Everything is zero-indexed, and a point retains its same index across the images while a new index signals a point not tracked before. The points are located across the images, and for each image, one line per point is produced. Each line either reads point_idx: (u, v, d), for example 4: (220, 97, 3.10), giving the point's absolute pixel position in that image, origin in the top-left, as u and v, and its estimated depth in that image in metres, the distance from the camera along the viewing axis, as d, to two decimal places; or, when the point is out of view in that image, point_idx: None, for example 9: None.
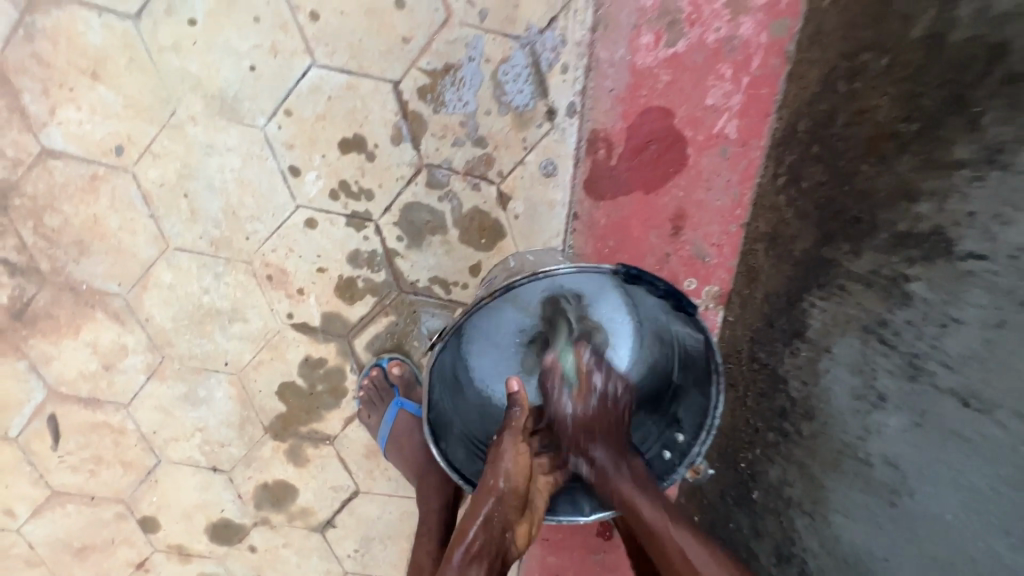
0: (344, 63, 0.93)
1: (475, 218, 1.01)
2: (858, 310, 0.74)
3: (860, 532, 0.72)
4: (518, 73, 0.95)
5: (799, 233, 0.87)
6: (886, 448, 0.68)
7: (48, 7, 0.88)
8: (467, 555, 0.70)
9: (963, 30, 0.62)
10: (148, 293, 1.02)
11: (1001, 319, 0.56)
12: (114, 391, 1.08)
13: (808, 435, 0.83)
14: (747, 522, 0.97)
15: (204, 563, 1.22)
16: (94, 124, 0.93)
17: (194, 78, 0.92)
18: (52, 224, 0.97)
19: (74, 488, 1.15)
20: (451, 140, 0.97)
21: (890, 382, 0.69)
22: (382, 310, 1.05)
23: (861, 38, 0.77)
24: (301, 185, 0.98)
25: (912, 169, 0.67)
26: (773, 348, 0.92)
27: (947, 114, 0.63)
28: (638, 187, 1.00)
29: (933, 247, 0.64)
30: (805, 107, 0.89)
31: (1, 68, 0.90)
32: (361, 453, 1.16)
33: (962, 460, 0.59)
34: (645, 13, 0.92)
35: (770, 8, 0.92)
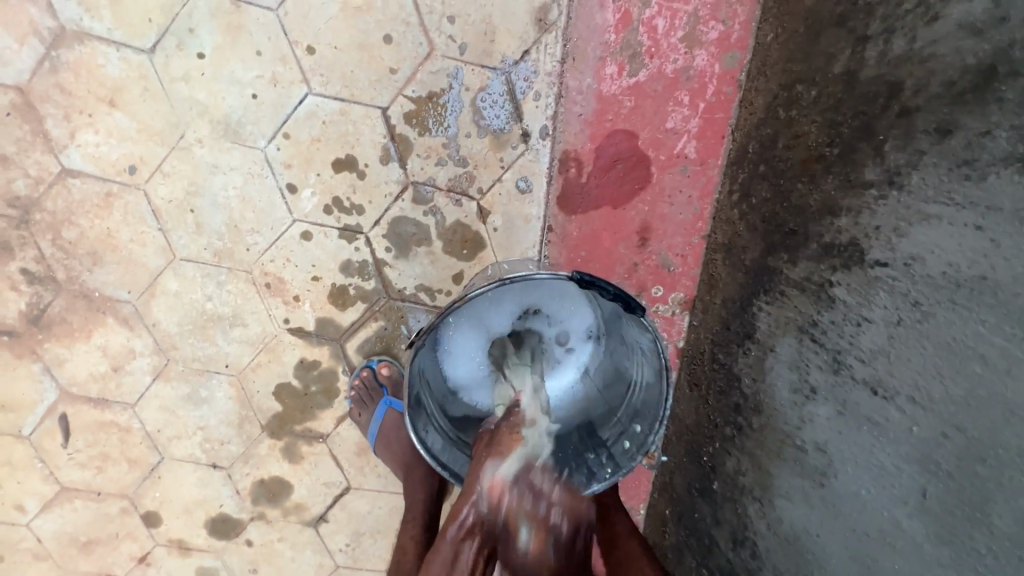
0: (337, 91, 1.02)
1: (457, 231, 1.10)
2: (795, 313, 0.82)
3: (799, 512, 0.80)
4: (495, 100, 1.05)
5: (749, 244, 0.96)
6: (817, 435, 0.76)
7: (71, 42, 0.97)
8: (458, 532, 0.87)
9: (871, 69, 0.71)
10: (156, 299, 1.11)
11: (898, 318, 0.64)
12: (122, 391, 1.17)
13: (756, 427, 0.90)
14: (709, 510, 1.05)
15: (203, 556, 1.29)
16: (110, 146, 1.02)
17: (202, 105, 1.01)
18: (69, 236, 1.06)
19: (82, 484, 1.22)
20: (435, 160, 1.06)
21: (819, 376, 0.76)
22: (372, 315, 1.14)
23: (796, 72, 0.87)
24: (298, 202, 1.07)
25: (835, 188, 0.75)
26: (729, 348, 1.00)
27: (859, 140, 0.72)
28: (606, 203, 1.10)
29: (851, 256, 0.72)
30: (754, 130, 0.98)
31: (26, 97, 0.99)
32: (352, 451, 1.24)
33: (873, 442, 0.66)
34: (609, 46, 1.02)
35: (721, 43, 1.02)
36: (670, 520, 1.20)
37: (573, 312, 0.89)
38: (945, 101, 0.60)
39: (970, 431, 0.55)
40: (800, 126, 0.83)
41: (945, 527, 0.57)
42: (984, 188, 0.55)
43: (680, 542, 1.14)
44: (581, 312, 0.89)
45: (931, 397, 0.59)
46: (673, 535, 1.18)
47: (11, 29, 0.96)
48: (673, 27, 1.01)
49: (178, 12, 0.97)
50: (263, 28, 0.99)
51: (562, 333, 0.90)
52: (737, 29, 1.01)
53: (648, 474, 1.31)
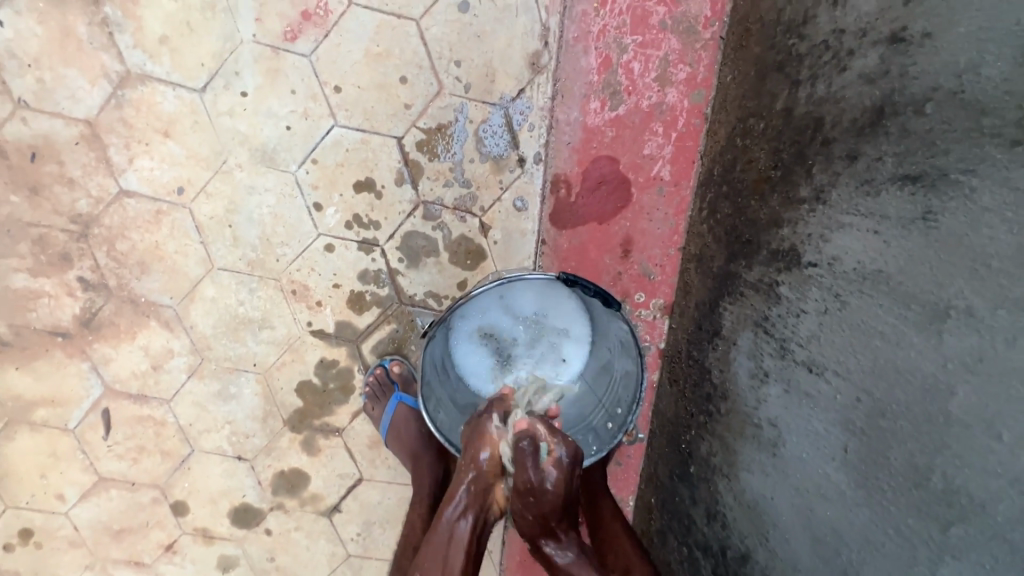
0: (359, 123, 1.19)
1: (462, 243, 1.25)
2: (752, 310, 0.95)
3: (758, 481, 0.92)
4: (495, 131, 1.21)
5: (716, 253, 1.10)
6: (770, 412, 0.89)
7: (135, 83, 1.14)
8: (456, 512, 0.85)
9: (803, 106, 0.85)
10: (194, 304, 1.25)
11: (826, 307, 0.78)
12: (160, 387, 1.30)
13: (724, 412, 1.02)
14: (688, 492, 1.15)
15: (225, 545, 1.39)
16: (162, 170, 1.18)
17: (242, 135, 1.18)
18: (122, 248, 1.21)
19: (118, 474, 1.34)
20: (443, 182, 1.22)
21: (771, 362, 0.89)
22: (386, 318, 1.28)
23: (749, 107, 1.02)
24: (323, 218, 1.22)
25: (778, 204, 0.89)
26: (702, 345, 1.13)
27: (794, 164, 0.86)
28: (593, 218, 1.25)
29: (790, 260, 0.86)
30: (717, 156, 1.13)
31: (94, 129, 1.15)
32: (365, 444, 1.36)
33: (811, 411, 0.79)
34: (593, 85, 1.19)
35: (688, 82, 1.18)
36: (655, 507, 1.29)
37: (575, 316, 1.04)
38: (851, 133, 0.75)
39: (874, 392, 0.68)
40: (753, 153, 0.98)
41: (861, 474, 0.69)
42: (879, 201, 0.70)
43: (665, 526, 1.23)
44: (582, 321, 1.04)
45: (849, 369, 0.72)
46: (658, 520, 1.27)
47: (84, 71, 1.13)
48: (647, 70, 1.18)
49: (225, 57, 1.14)
50: (297, 70, 1.16)
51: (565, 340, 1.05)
52: (702, 70, 1.18)
53: (635, 468, 1.39)
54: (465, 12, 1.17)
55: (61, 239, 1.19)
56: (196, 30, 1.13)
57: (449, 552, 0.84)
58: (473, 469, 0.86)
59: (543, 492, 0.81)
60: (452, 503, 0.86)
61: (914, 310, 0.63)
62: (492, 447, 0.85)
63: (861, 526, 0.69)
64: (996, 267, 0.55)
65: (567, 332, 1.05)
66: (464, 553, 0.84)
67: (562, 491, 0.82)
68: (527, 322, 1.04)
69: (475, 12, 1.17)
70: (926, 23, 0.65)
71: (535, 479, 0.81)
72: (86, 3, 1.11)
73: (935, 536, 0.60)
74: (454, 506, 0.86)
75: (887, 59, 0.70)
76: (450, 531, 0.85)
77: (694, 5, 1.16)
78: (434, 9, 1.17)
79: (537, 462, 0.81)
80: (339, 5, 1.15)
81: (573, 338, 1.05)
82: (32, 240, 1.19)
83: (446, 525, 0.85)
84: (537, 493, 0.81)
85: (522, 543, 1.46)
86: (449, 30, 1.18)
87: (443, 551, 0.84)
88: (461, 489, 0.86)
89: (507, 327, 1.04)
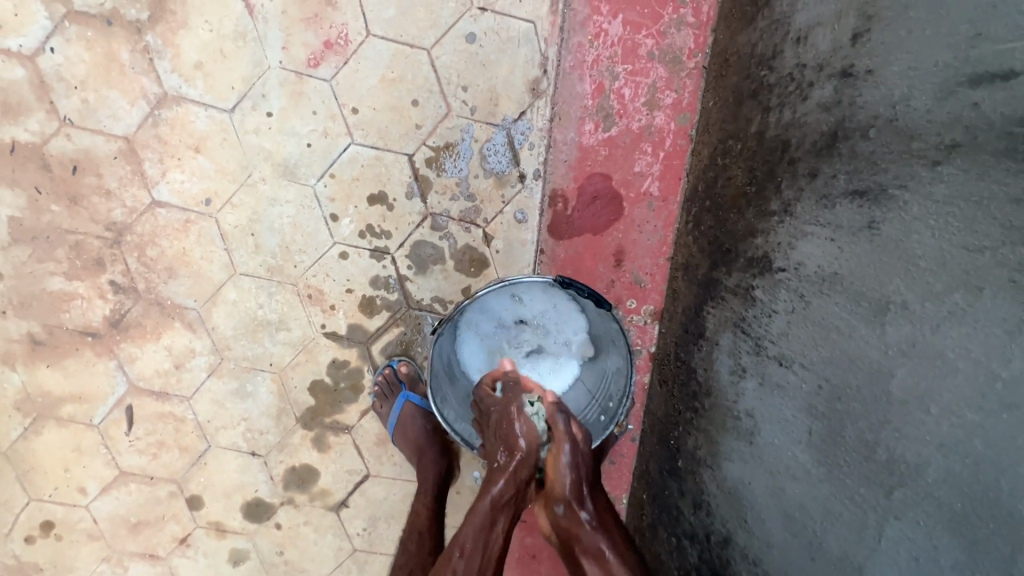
0: (374, 141, 1.30)
1: (466, 252, 1.35)
2: (732, 312, 1.03)
3: (737, 468, 0.99)
4: (498, 149, 1.32)
5: (700, 261, 1.19)
6: (747, 404, 0.97)
7: (171, 104, 1.25)
8: (496, 500, 0.92)
9: (773, 129, 0.95)
10: (217, 307, 1.34)
11: (793, 307, 0.87)
12: (181, 385, 1.38)
13: (708, 407, 1.10)
14: (676, 485, 1.22)
15: (236, 538, 1.46)
16: (192, 183, 1.29)
17: (267, 151, 1.28)
18: (152, 254, 1.31)
19: (138, 468, 1.41)
20: (450, 196, 1.33)
21: (748, 358, 0.98)
22: (395, 322, 1.37)
23: (728, 129, 1.13)
24: (339, 227, 1.32)
25: (752, 216, 0.99)
26: (688, 347, 1.22)
27: (765, 181, 0.96)
28: (588, 230, 1.35)
29: (763, 266, 0.95)
30: (701, 173, 1.24)
31: (131, 145, 1.26)
32: (372, 441, 1.44)
33: (780, 400, 0.88)
34: (587, 109, 1.30)
35: (675, 106, 1.29)
36: (647, 502, 1.36)
37: (573, 324, 1.14)
38: (812, 154, 0.85)
39: (833, 380, 0.77)
40: (732, 171, 1.09)
41: (824, 453, 0.78)
42: (835, 213, 0.80)
43: (655, 519, 1.30)
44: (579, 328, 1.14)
45: (813, 361, 0.81)
46: (649, 515, 1.33)
47: (125, 93, 1.24)
48: (637, 95, 1.29)
49: (254, 82, 1.26)
50: (319, 94, 1.27)
51: (564, 344, 1.15)
52: (686, 96, 1.29)
53: (628, 465, 1.46)
54: (472, 43, 1.29)
55: (96, 246, 1.29)
56: (229, 57, 1.25)
57: (486, 528, 0.91)
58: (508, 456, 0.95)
59: (575, 458, 0.95)
60: (496, 483, 0.93)
61: (863, 306, 0.73)
62: (523, 414, 0.98)
63: (823, 498, 0.78)
64: (924, 267, 0.65)
65: (563, 339, 1.14)
66: (500, 528, 0.92)
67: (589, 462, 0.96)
68: (528, 328, 1.14)
69: (481, 43, 1.29)
70: (869, 62, 0.76)
71: (568, 445, 0.94)
72: (130, 32, 1.23)
73: (881, 501, 0.69)
74: (498, 489, 0.93)
75: (839, 90, 0.81)
76: (492, 508, 0.92)
77: (679, 38, 1.28)
78: (444, 39, 1.28)
79: (569, 432, 0.95)
80: (358, 36, 1.26)
81: (571, 346, 1.15)
82: (69, 246, 1.29)
83: (489, 500, 0.92)
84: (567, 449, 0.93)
85: (519, 540, 1.52)
86: (457, 59, 1.29)
87: (482, 529, 0.91)
88: (500, 473, 0.94)
89: (511, 332, 1.14)
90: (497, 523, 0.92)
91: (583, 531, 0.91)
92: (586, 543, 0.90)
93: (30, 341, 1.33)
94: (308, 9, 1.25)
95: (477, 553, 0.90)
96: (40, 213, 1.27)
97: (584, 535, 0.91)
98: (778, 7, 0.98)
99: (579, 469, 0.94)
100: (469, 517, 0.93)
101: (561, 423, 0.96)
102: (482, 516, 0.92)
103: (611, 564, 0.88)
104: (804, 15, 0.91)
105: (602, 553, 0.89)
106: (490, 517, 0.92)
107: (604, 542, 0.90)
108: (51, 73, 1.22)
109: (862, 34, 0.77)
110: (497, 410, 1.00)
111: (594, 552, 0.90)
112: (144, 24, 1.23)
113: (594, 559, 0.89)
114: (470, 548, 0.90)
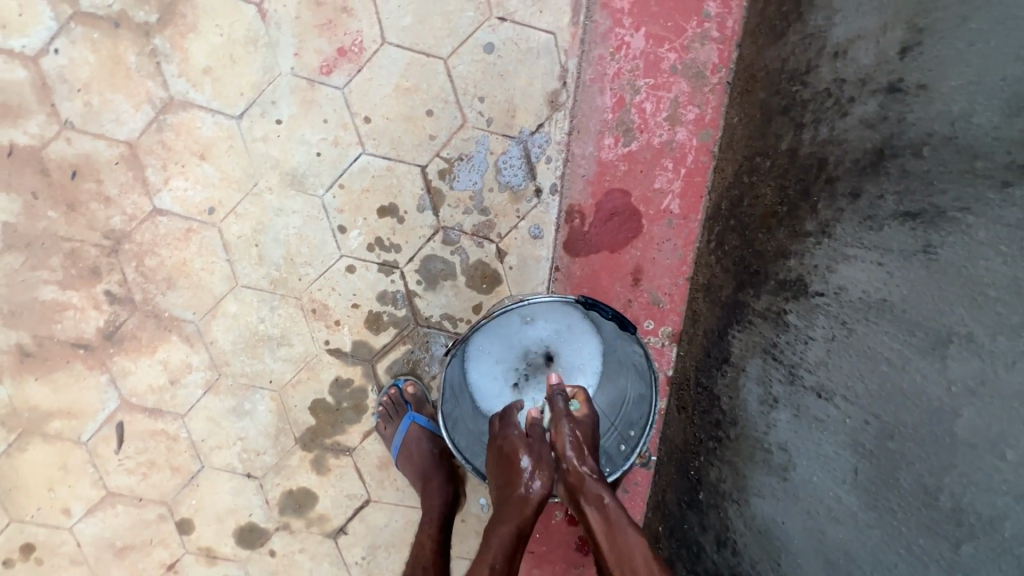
0: (386, 152, 1.25)
1: (478, 268, 1.29)
2: (761, 337, 0.97)
3: (768, 505, 0.92)
4: (514, 163, 1.27)
5: (724, 283, 1.14)
6: (780, 437, 0.91)
7: (177, 110, 1.21)
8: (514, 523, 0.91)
9: (807, 147, 0.90)
10: (216, 320, 1.28)
11: (833, 335, 0.81)
12: (175, 402, 1.31)
13: (733, 437, 1.03)
14: (696, 519, 1.15)
15: (228, 566, 1.37)
16: (195, 191, 1.24)
17: (275, 160, 1.24)
18: (151, 264, 1.25)
19: (126, 489, 1.34)
20: (463, 210, 1.28)
21: (780, 388, 0.91)
22: (402, 339, 1.31)
23: (755, 146, 1.08)
24: (347, 240, 1.27)
25: (785, 237, 0.93)
26: (710, 372, 1.15)
27: (799, 201, 0.90)
28: (605, 247, 1.30)
29: (797, 289, 0.89)
30: (725, 191, 1.19)
31: (134, 150, 1.21)
32: (374, 464, 1.36)
33: (820, 435, 0.81)
34: (607, 123, 1.26)
35: (697, 122, 1.25)
36: (663, 536, 1.28)
37: (588, 349, 1.09)
38: (853, 172, 0.80)
39: (884, 417, 0.71)
40: (759, 189, 1.03)
41: (873, 496, 0.72)
42: (882, 235, 0.74)
43: (673, 554, 1.22)
44: (595, 346, 1.09)
45: (858, 394, 0.75)
46: (666, 550, 1.25)
47: (130, 97, 1.20)
48: (658, 109, 1.25)
49: (264, 88, 1.22)
50: (330, 102, 1.23)
51: (579, 364, 1.09)
52: (709, 112, 1.25)
53: (642, 494, 1.38)
54: (489, 53, 1.25)
55: (93, 254, 1.24)
56: (239, 62, 1.21)
57: (512, 551, 0.91)
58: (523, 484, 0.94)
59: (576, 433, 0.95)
60: (518, 509, 0.92)
61: (918, 337, 0.67)
62: (532, 443, 0.97)
63: (873, 547, 0.71)
64: (994, 297, 0.60)
65: (579, 366, 1.09)
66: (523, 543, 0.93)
67: (593, 423, 0.97)
68: (542, 349, 1.09)
69: (499, 53, 1.25)
70: (920, 77, 0.72)
71: (567, 422, 0.95)
72: (138, 35, 1.19)
73: (945, 554, 0.62)
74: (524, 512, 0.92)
75: (886, 106, 0.76)
76: (519, 533, 0.91)
77: (703, 52, 1.24)
78: (461, 49, 1.24)
79: (567, 409, 0.97)
80: (373, 44, 1.23)
81: (586, 370, 1.10)
82: (64, 253, 1.23)
83: (513, 525, 0.91)
84: (567, 427, 0.95)
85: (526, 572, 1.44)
86: (474, 69, 1.25)
87: (504, 552, 0.90)
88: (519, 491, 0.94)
89: (523, 354, 1.09)
90: (522, 546, 0.92)
91: (586, 485, 0.93)
92: (589, 496, 0.92)
93: (18, 352, 1.27)
94: (322, 15, 1.21)
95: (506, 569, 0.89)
96: (35, 219, 1.22)
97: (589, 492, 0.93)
98: (811, 20, 0.94)
99: (581, 436, 0.95)
100: (496, 542, 0.90)
101: (560, 407, 0.96)
102: (510, 542, 0.90)
103: (613, 515, 0.91)
104: (842, 28, 0.87)
105: (602, 503, 0.91)
106: (517, 542, 0.91)
107: (606, 492, 0.92)
108: (54, 75, 1.18)
109: (912, 47, 0.73)
110: (511, 444, 0.97)
111: (595, 501, 0.92)
112: (153, 27, 1.19)
113: (597, 508, 0.91)
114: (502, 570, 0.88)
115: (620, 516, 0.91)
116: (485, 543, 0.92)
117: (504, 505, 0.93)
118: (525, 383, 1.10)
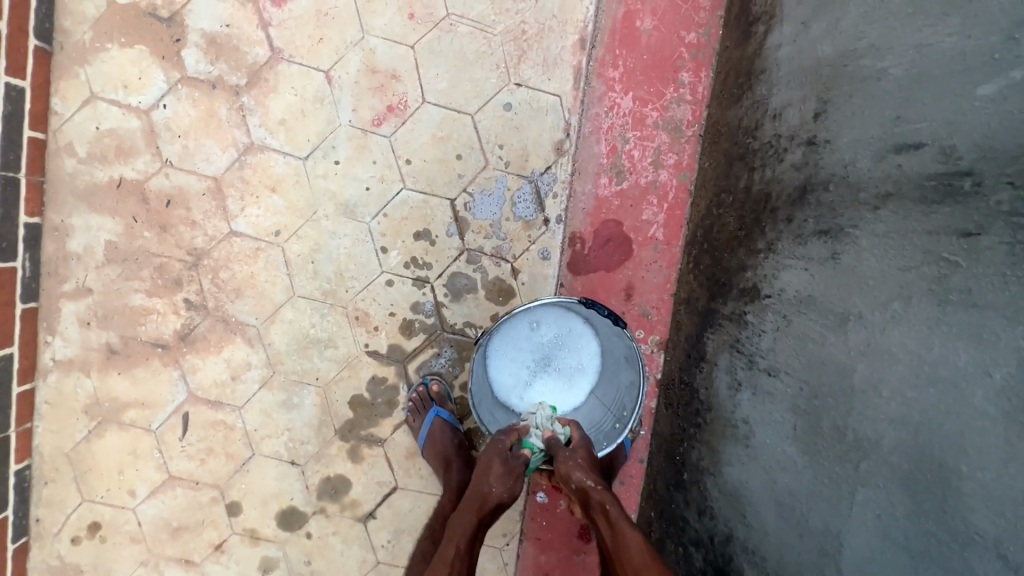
0: (422, 187, 1.53)
1: (496, 283, 1.54)
2: (728, 335, 1.21)
3: (736, 470, 1.13)
4: (525, 198, 1.55)
5: (700, 295, 1.39)
6: (743, 412, 1.13)
7: (256, 152, 1.50)
8: (480, 511, 1.14)
9: (757, 185, 1.18)
10: (274, 325, 1.52)
11: (778, 326, 1.05)
12: (235, 396, 1.53)
13: (709, 420, 1.25)
14: (682, 497, 1.34)
15: (269, 546, 1.55)
16: (265, 218, 1.50)
17: (332, 193, 1.51)
18: (224, 277, 1.50)
19: (185, 473, 1.53)
20: (484, 234, 1.54)
21: (743, 373, 1.15)
22: (430, 343, 1.54)
23: (721, 185, 1.36)
24: (387, 259, 1.53)
25: (744, 255, 1.19)
26: (691, 369, 1.38)
27: (752, 227, 1.17)
28: (602, 267, 1.55)
29: (752, 294, 1.14)
30: (699, 221, 1.46)
31: (219, 183, 1.49)
32: (402, 454, 1.56)
33: (770, 405, 1.04)
34: (603, 166, 1.55)
35: (676, 166, 1.54)
36: (655, 519, 1.46)
37: (586, 350, 1.33)
38: (788, 204, 1.07)
39: (810, 382, 0.94)
40: (725, 219, 1.30)
41: (806, 443, 0.94)
42: (807, 248, 1.00)
43: (663, 533, 1.40)
44: (593, 349, 1.33)
45: (794, 368, 0.99)
46: (657, 530, 1.44)
47: (219, 142, 1.49)
48: (645, 156, 1.54)
49: (327, 136, 1.51)
50: (379, 147, 1.52)
51: (579, 363, 1.33)
52: (686, 158, 1.54)
53: (637, 486, 1.57)
54: (508, 110, 1.55)
55: (177, 267, 1.49)
56: (308, 116, 1.51)
57: (472, 537, 1.13)
58: (493, 485, 1.15)
59: (574, 458, 1.16)
60: (487, 502, 1.15)
61: (830, 319, 0.92)
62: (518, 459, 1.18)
63: (808, 482, 0.93)
64: (873, 285, 0.84)
65: (579, 364, 1.33)
66: (484, 528, 1.16)
67: (586, 446, 1.20)
68: (549, 350, 1.32)
69: (516, 110, 1.55)
70: (827, 135, 0.99)
71: (569, 450, 1.18)
72: (229, 94, 1.49)
73: (852, 474, 0.84)
74: (493, 503, 1.15)
75: (806, 155, 1.03)
76: (478, 522, 1.14)
77: (679, 111, 1.54)
78: (485, 106, 1.54)
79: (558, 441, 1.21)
80: (415, 102, 1.53)
81: (584, 369, 1.33)
82: (153, 267, 1.49)
83: (476, 516, 1.14)
84: (568, 453, 1.17)
85: (534, 558, 1.62)
86: (495, 123, 1.55)
87: (469, 534, 1.13)
88: (487, 488, 1.15)
89: (533, 354, 1.32)
90: (479, 534, 1.15)
91: (592, 495, 1.12)
92: (595, 504, 1.11)
93: (106, 349, 1.50)
94: (376, 80, 1.52)
95: (468, 548, 1.11)
96: (133, 238, 1.48)
97: (593, 498, 1.11)
98: (757, 91, 1.24)
99: (581, 458, 1.17)
100: (459, 529, 1.13)
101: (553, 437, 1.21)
102: (470, 529, 1.13)
103: (615, 520, 1.09)
104: (777, 97, 1.16)
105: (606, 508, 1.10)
106: (477, 528, 1.13)
107: (609, 499, 1.11)
108: (161, 124, 1.48)
109: (822, 113, 1.01)
110: (484, 457, 1.18)
111: (600, 507, 1.11)
112: (242, 88, 1.49)
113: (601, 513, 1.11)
114: (463, 550, 1.10)
115: (619, 517, 1.09)
116: (450, 530, 1.14)
117: (469, 499, 1.16)
118: (533, 380, 1.32)
